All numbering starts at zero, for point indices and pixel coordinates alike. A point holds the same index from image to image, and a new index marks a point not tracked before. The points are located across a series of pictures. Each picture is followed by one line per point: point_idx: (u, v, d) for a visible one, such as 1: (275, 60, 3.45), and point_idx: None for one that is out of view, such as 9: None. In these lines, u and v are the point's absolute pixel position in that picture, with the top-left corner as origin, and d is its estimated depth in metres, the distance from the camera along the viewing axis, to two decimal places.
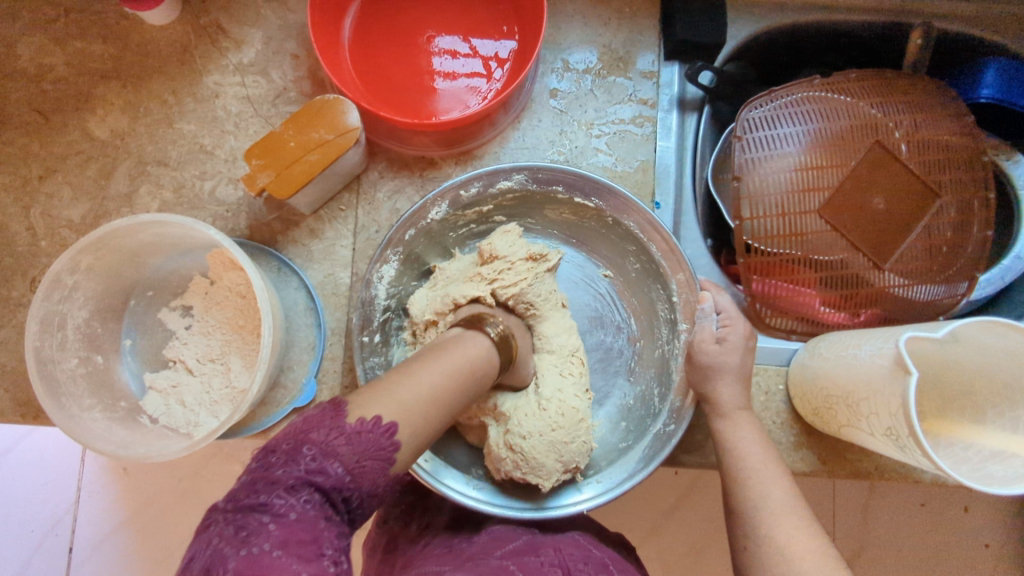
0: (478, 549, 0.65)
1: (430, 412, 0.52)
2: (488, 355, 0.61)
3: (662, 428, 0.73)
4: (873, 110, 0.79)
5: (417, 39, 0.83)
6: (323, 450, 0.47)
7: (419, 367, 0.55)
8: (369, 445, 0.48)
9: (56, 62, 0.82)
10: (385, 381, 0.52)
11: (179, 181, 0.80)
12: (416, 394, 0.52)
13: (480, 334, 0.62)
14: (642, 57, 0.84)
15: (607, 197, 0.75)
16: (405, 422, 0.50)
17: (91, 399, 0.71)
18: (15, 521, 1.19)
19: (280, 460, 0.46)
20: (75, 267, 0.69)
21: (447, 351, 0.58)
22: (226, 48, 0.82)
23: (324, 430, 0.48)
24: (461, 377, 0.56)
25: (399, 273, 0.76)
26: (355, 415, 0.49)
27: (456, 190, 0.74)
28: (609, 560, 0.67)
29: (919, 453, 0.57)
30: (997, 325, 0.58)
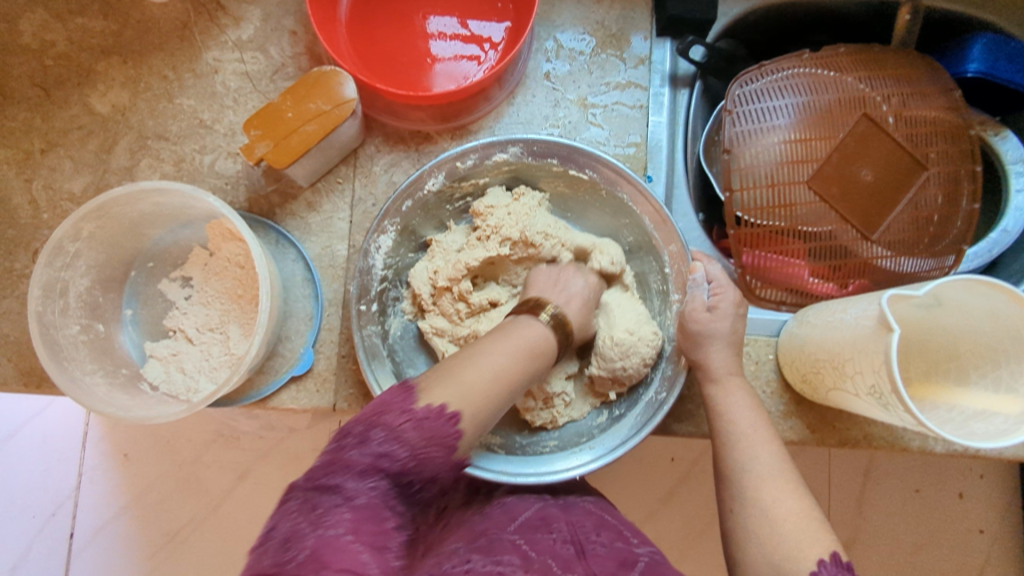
0: (494, 523, 0.65)
1: (497, 400, 0.57)
2: (547, 334, 0.65)
3: (654, 395, 0.74)
4: (861, 85, 0.81)
5: (413, 16, 0.84)
6: (390, 433, 0.52)
7: (483, 345, 0.60)
8: (436, 434, 0.53)
9: (58, 38, 0.83)
10: (447, 369, 0.57)
11: (179, 155, 0.82)
12: (496, 369, 0.58)
13: (535, 321, 0.65)
14: (635, 33, 0.85)
15: (600, 168, 0.75)
16: (462, 403, 0.55)
17: (92, 365, 0.72)
18: (17, 499, 1.20)
19: (352, 441, 0.52)
20: (77, 234, 0.70)
21: (511, 332, 0.63)
22: (225, 24, 0.83)
23: (398, 415, 0.53)
24: (524, 356, 0.61)
25: (395, 243, 0.77)
26: (426, 402, 0.54)
27: (453, 161, 0.75)
28: (622, 525, 0.69)
29: (902, 410, 0.58)
30: (981, 285, 0.59)
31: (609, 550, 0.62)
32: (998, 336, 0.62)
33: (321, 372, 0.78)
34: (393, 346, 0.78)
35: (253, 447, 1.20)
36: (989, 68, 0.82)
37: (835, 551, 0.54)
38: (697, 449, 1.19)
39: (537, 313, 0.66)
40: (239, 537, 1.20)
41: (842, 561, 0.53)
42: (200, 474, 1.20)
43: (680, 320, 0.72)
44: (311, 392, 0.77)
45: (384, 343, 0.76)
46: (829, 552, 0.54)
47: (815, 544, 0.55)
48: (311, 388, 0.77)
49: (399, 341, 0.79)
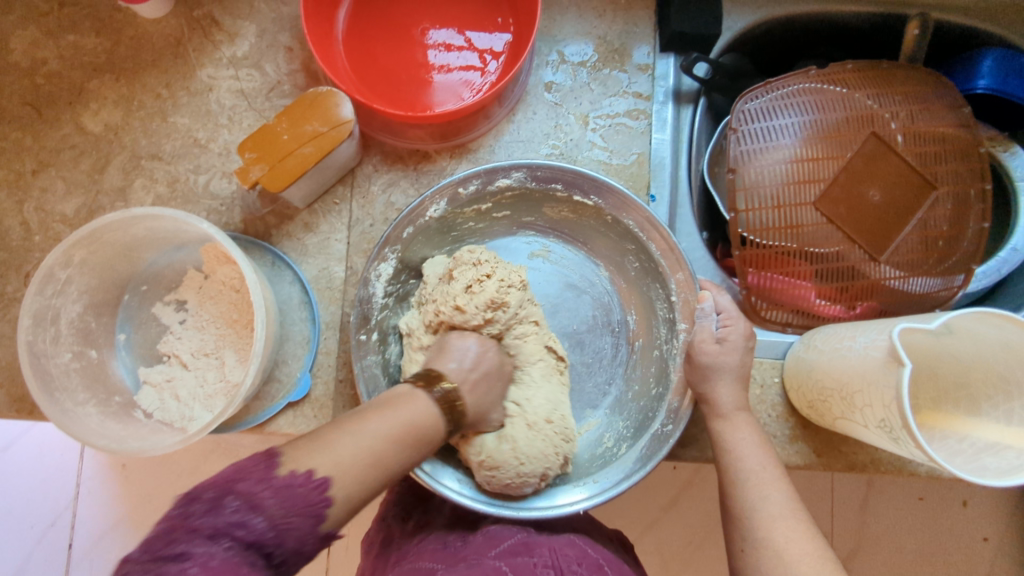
0: (474, 548, 0.64)
1: (368, 475, 0.51)
2: (434, 421, 0.58)
3: (660, 427, 0.72)
4: (869, 102, 0.79)
5: (412, 30, 0.83)
6: (247, 501, 0.46)
7: (359, 424, 0.53)
8: (299, 500, 0.47)
9: (49, 56, 0.81)
10: (320, 440, 0.51)
11: (173, 176, 0.80)
12: (370, 453, 0.51)
13: (420, 397, 0.58)
14: (637, 48, 0.83)
15: (605, 193, 0.74)
16: (339, 481, 0.49)
17: (85, 394, 0.70)
18: (13, 515, 1.19)
19: (203, 508, 0.45)
20: (68, 260, 0.68)
21: (390, 406, 0.56)
22: (220, 41, 0.82)
23: (255, 486, 0.46)
24: (398, 439, 0.54)
25: (397, 270, 0.75)
26: (286, 468, 0.48)
27: (455, 187, 0.73)
28: (604, 561, 0.66)
29: (912, 445, 0.56)
30: (993, 317, 0.57)
31: None
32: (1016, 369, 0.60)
33: (318, 398, 0.76)
34: (394, 373, 0.76)
35: None
36: (999, 85, 0.81)
37: None
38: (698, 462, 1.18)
39: (432, 390, 0.60)
40: None
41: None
42: None
43: (687, 350, 0.71)
44: (308, 417, 0.76)
45: (384, 369, 0.74)
46: None
47: None
48: (308, 413, 0.76)
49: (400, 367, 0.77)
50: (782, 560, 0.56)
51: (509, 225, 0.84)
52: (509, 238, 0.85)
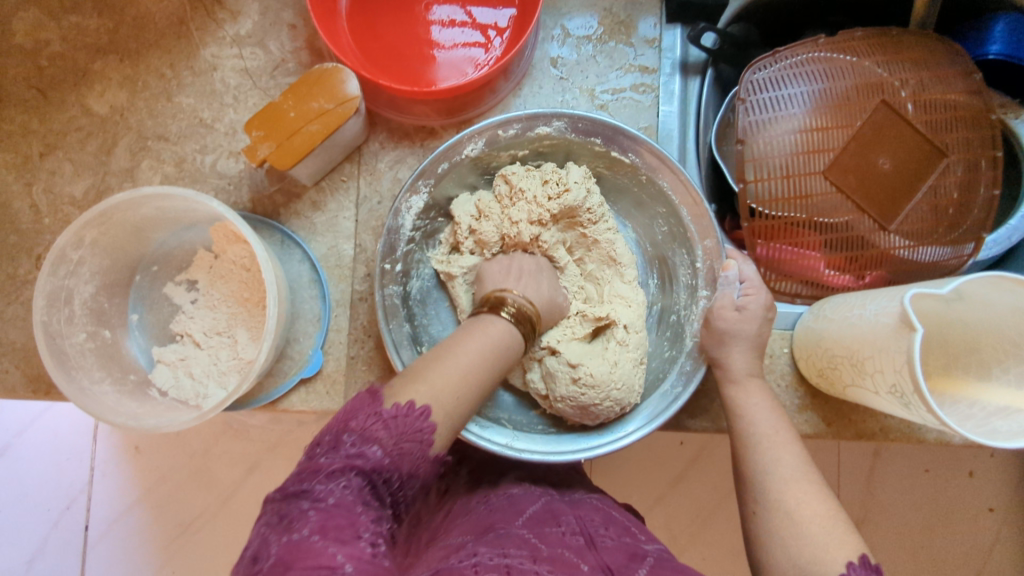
0: (502, 518, 0.64)
1: (462, 389, 0.54)
2: (517, 336, 0.61)
3: (671, 387, 0.73)
4: (879, 70, 0.78)
5: (415, 6, 0.82)
6: (363, 434, 0.49)
7: (453, 346, 0.57)
8: (407, 428, 0.50)
9: (52, 38, 0.81)
10: (410, 373, 0.54)
11: (180, 156, 0.80)
12: (465, 369, 0.55)
13: (498, 317, 0.61)
14: (642, 20, 0.82)
15: (641, 151, 0.73)
16: (437, 406, 0.52)
17: (101, 373, 0.71)
18: (31, 497, 1.21)
19: (327, 446, 0.49)
20: (79, 241, 0.69)
21: (476, 331, 0.59)
22: (223, 19, 0.81)
23: (369, 420, 0.50)
24: (493, 361, 0.57)
25: (428, 207, 0.75)
26: (393, 401, 0.51)
27: (494, 129, 0.73)
28: (627, 521, 0.68)
29: (924, 410, 0.57)
30: (1004, 282, 0.58)
31: (616, 543, 0.61)
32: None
33: (330, 375, 0.77)
34: (412, 307, 0.77)
35: (261, 441, 1.20)
36: (1010, 51, 0.80)
37: (863, 554, 0.53)
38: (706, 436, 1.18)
39: (499, 309, 0.62)
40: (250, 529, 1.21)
41: (870, 563, 0.52)
42: (210, 470, 1.20)
43: (706, 319, 0.72)
44: (321, 393, 0.77)
45: (403, 303, 0.74)
46: (858, 554, 0.53)
47: (843, 547, 0.53)
48: (321, 389, 0.77)
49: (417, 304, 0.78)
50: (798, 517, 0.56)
51: None
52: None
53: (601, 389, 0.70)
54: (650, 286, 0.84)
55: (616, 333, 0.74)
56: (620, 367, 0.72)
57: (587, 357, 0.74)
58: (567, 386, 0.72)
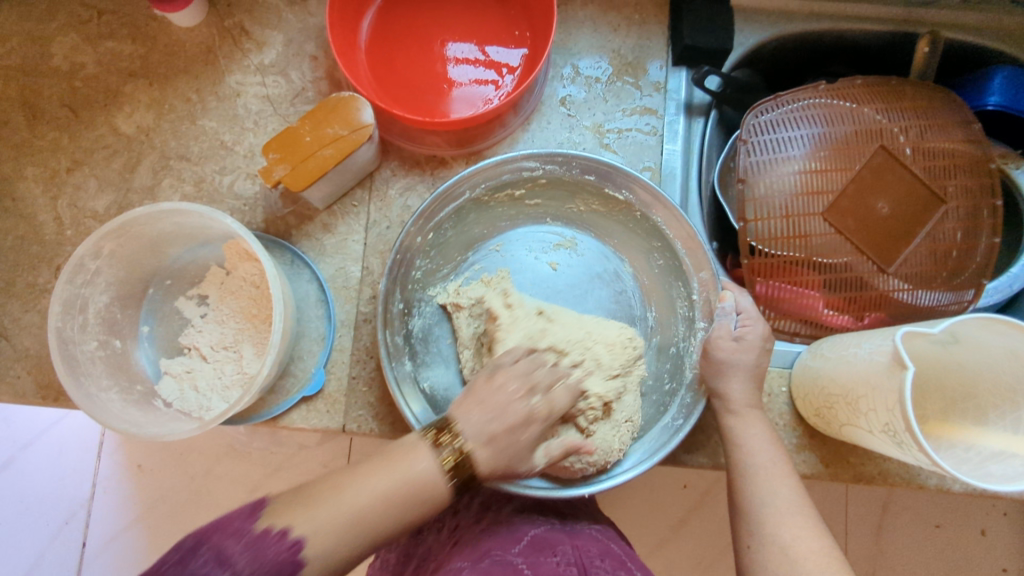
0: (499, 544, 0.67)
1: (345, 535, 0.50)
2: (440, 477, 0.54)
3: (670, 421, 0.74)
4: (879, 117, 0.80)
5: (432, 42, 0.86)
6: (218, 555, 0.47)
7: (350, 483, 0.52)
8: (265, 557, 0.47)
9: (87, 61, 0.85)
10: (310, 494, 0.51)
11: (200, 176, 0.83)
12: (353, 510, 0.51)
13: (428, 451, 0.54)
14: (651, 63, 0.86)
15: (636, 189, 0.79)
16: (317, 541, 0.49)
17: (108, 381, 0.73)
18: (31, 509, 1.22)
19: (177, 557, 0.46)
20: (98, 252, 0.72)
21: (389, 463, 0.53)
22: (249, 49, 0.86)
23: (228, 538, 0.48)
24: (387, 506, 0.52)
25: (431, 248, 0.80)
26: (264, 523, 0.49)
27: (493, 171, 0.78)
28: (626, 555, 0.69)
29: (916, 450, 0.57)
30: (997, 324, 0.58)
31: None
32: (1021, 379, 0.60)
33: (331, 393, 0.78)
34: (414, 346, 0.78)
35: (262, 465, 1.20)
36: (1010, 101, 0.82)
37: None
38: (708, 480, 1.17)
39: (439, 447, 0.55)
40: None
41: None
42: (210, 491, 1.21)
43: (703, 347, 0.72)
44: (321, 412, 0.78)
45: (406, 342, 0.77)
46: None
47: None
48: (321, 408, 0.78)
49: (422, 339, 0.79)
50: (789, 555, 0.57)
51: (539, 215, 0.85)
52: (538, 227, 0.85)
53: (581, 448, 0.69)
54: (649, 320, 0.82)
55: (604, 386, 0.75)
56: (598, 422, 0.71)
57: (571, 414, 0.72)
58: None
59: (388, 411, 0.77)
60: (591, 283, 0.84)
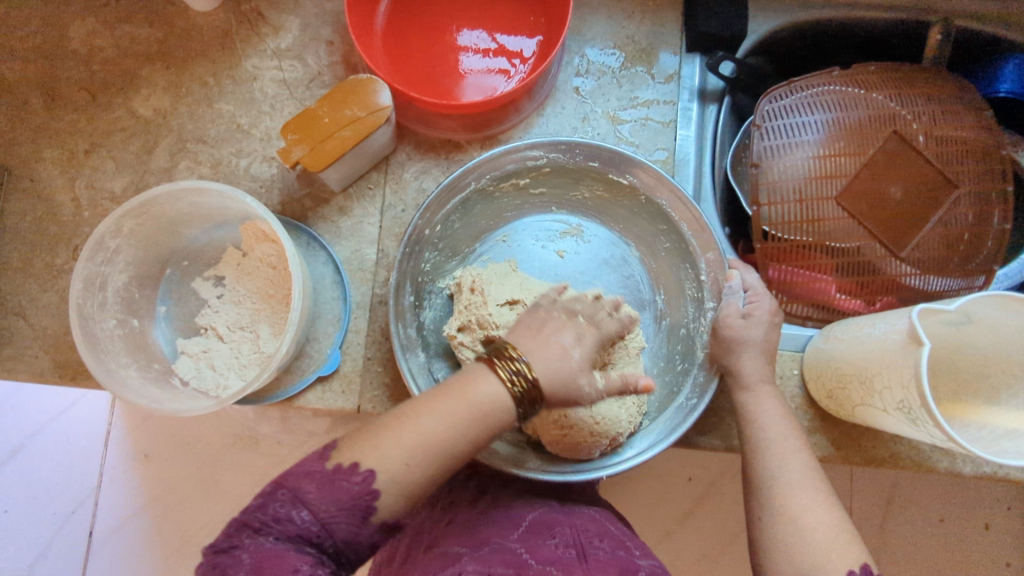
0: (495, 531, 0.66)
1: (415, 455, 0.53)
2: (505, 399, 0.55)
3: (685, 400, 0.74)
4: (892, 102, 0.81)
5: (447, 28, 0.86)
6: (295, 496, 0.52)
7: (424, 409, 0.55)
8: (342, 492, 0.52)
9: (105, 44, 0.86)
10: (380, 426, 0.55)
11: (217, 158, 0.84)
12: (425, 435, 0.54)
13: (491, 374, 0.56)
14: (664, 49, 0.86)
15: (640, 173, 0.78)
16: (383, 474, 0.53)
17: (127, 358, 0.74)
18: (42, 494, 1.23)
19: (258, 502, 0.52)
20: (118, 230, 0.72)
21: (458, 391, 0.55)
22: (265, 33, 0.86)
23: (302, 479, 0.53)
24: (455, 427, 0.54)
25: (438, 237, 0.80)
26: (337, 461, 0.53)
27: (491, 164, 0.77)
28: (624, 536, 0.68)
29: (931, 425, 0.57)
30: (1012, 302, 0.59)
31: (610, 556, 0.62)
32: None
33: (347, 374, 0.79)
34: (426, 336, 0.79)
35: (271, 452, 1.21)
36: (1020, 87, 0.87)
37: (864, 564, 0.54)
38: (714, 470, 1.17)
39: (500, 366, 0.56)
40: None
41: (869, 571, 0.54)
42: (219, 477, 1.21)
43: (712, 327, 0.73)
44: (337, 392, 0.78)
45: (418, 333, 0.77)
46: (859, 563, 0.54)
47: (845, 556, 0.54)
48: (337, 388, 0.78)
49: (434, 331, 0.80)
50: (800, 526, 0.57)
51: (545, 204, 0.86)
52: (544, 216, 0.87)
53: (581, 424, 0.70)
54: (658, 302, 0.84)
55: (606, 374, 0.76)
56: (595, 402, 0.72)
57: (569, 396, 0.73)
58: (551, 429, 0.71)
59: (403, 392, 0.78)
60: (599, 270, 0.85)
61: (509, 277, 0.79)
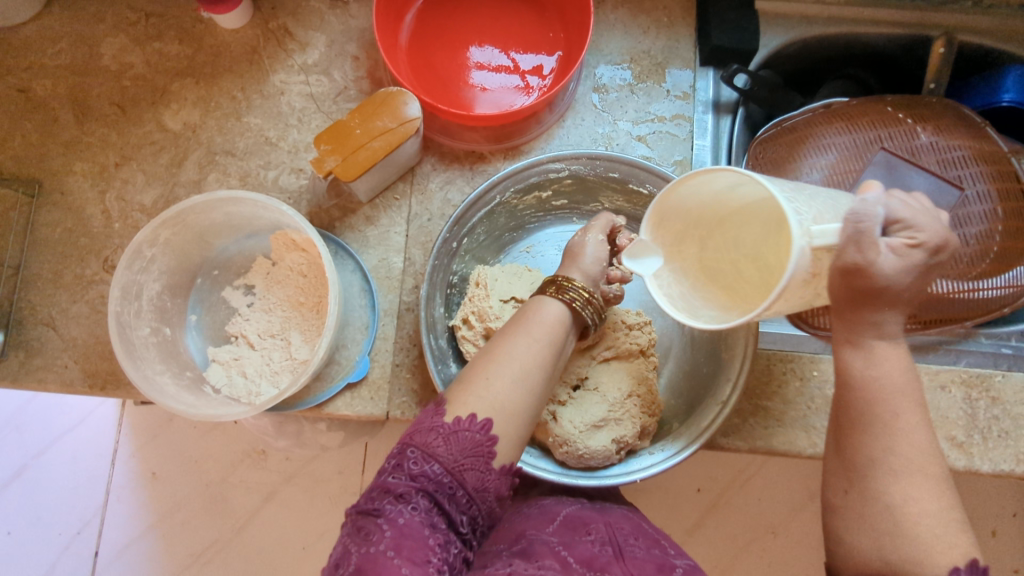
0: (533, 525, 0.68)
1: (514, 391, 0.58)
2: (570, 316, 0.63)
3: (712, 402, 0.75)
4: (909, 122, 0.86)
5: (468, 44, 0.89)
6: (426, 451, 0.55)
7: (498, 352, 0.59)
8: (468, 441, 0.55)
9: (135, 60, 0.88)
10: (475, 378, 0.58)
11: (245, 170, 0.86)
12: (518, 370, 0.58)
13: (560, 304, 0.63)
14: (678, 63, 0.89)
15: (660, 184, 0.80)
16: (496, 412, 0.56)
17: (161, 366, 0.75)
18: (53, 511, 1.22)
19: (394, 461, 0.55)
20: (154, 239, 0.74)
21: (527, 323, 0.62)
22: (292, 49, 0.89)
23: (427, 435, 0.56)
24: (540, 354, 0.60)
25: (468, 246, 0.82)
26: (453, 414, 0.56)
27: (517, 178, 0.79)
28: (658, 534, 0.71)
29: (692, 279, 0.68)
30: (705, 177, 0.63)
31: (646, 553, 0.64)
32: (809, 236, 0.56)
33: (376, 380, 0.80)
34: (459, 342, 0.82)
35: (280, 470, 1.21)
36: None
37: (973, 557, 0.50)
38: (724, 481, 1.18)
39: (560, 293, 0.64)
40: (268, 557, 1.20)
41: (980, 568, 0.50)
42: (230, 492, 1.21)
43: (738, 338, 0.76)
44: (365, 398, 0.79)
45: (450, 343, 0.79)
46: (967, 558, 0.50)
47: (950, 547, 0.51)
48: (366, 394, 0.79)
49: None
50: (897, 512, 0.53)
51: (568, 213, 0.89)
52: (566, 226, 0.90)
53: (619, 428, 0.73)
54: None
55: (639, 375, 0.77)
56: (625, 405, 0.74)
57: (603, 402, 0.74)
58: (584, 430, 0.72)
59: (431, 397, 0.79)
60: None
61: (519, 276, 0.81)
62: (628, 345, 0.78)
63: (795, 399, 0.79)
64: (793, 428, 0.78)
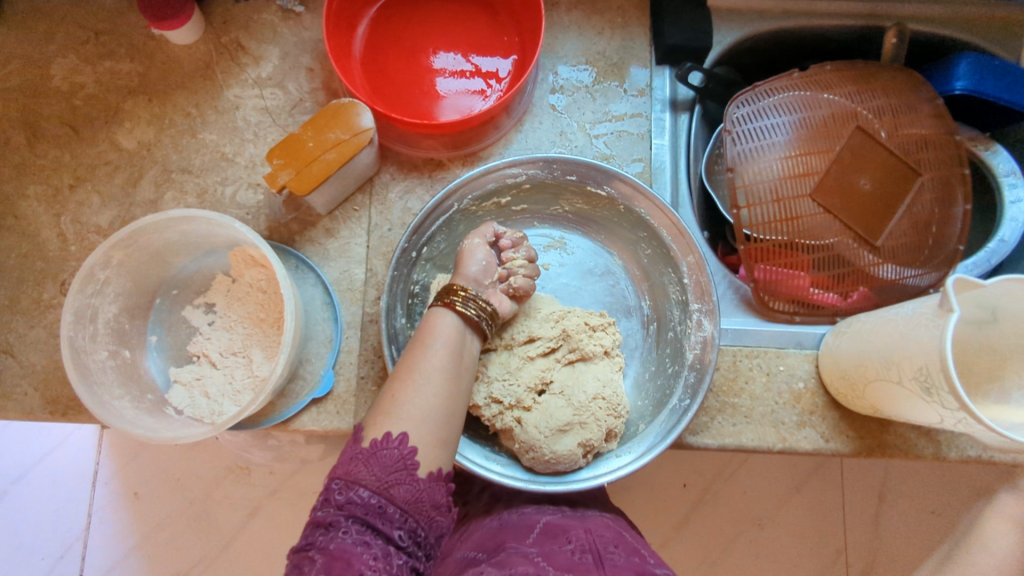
0: (514, 535, 0.68)
1: (430, 402, 0.60)
2: (464, 321, 0.67)
3: (678, 402, 0.75)
4: (848, 100, 0.86)
5: (423, 51, 0.89)
6: (348, 479, 0.56)
7: (410, 367, 0.62)
8: (386, 458, 0.56)
9: (87, 80, 0.87)
10: (389, 398, 0.60)
11: (202, 187, 0.85)
12: (427, 380, 0.61)
13: (450, 311, 0.67)
14: (634, 64, 0.89)
15: (617, 184, 0.80)
16: (415, 428, 0.58)
17: (120, 390, 0.74)
18: (30, 539, 1.20)
19: (323, 496, 0.56)
20: (107, 262, 0.73)
21: (427, 334, 0.65)
22: (246, 63, 0.88)
23: (350, 463, 0.57)
24: (447, 361, 0.63)
25: (430, 255, 0.82)
26: (369, 438, 0.58)
27: (473, 184, 0.79)
28: (641, 545, 0.68)
29: (948, 397, 0.60)
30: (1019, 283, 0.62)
31: (626, 561, 0.62)
32: (923, 354, 0.62)
33: (341, 395, 0.79)
34: None
35: (262, 486, 1.19)
36: (975, 85, 0.85)
37: None
38: (709, 477, 1.17)
39: (452, 304, 0.67)
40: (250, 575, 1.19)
41: None
42: (209, 512, 1.20)
43: (700, 333, 0.77)
44: (331, 413, 0.79)
45: None
46: None
47: None
48: (331, 409, 0.79)
49: None
50: None
51: (529, 218, 0.89)
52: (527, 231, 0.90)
53: (586, 431, 0.73)
54: (644, 308, 0.87)
55: (604, 377, 0.77)
56: (591, 407, 0.74)
57: (570, 407, 0.74)
58: (551, 435, 0.72)
59: None
60: (584, 279, 0.88)
61: None
62: (592, 346, 0.78)
63: (761, 395, 0.79)
64: (761, 423, 0.78)
